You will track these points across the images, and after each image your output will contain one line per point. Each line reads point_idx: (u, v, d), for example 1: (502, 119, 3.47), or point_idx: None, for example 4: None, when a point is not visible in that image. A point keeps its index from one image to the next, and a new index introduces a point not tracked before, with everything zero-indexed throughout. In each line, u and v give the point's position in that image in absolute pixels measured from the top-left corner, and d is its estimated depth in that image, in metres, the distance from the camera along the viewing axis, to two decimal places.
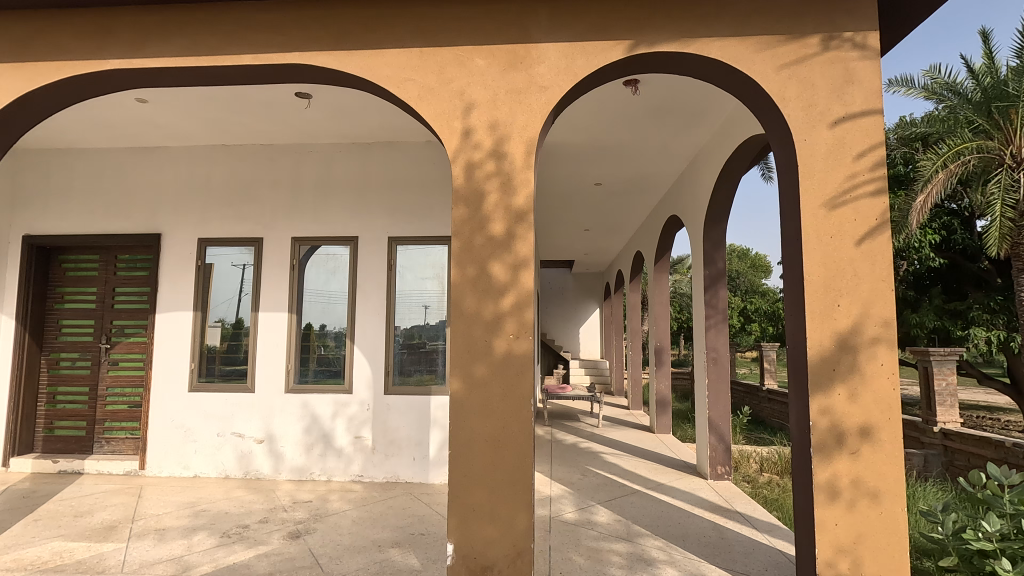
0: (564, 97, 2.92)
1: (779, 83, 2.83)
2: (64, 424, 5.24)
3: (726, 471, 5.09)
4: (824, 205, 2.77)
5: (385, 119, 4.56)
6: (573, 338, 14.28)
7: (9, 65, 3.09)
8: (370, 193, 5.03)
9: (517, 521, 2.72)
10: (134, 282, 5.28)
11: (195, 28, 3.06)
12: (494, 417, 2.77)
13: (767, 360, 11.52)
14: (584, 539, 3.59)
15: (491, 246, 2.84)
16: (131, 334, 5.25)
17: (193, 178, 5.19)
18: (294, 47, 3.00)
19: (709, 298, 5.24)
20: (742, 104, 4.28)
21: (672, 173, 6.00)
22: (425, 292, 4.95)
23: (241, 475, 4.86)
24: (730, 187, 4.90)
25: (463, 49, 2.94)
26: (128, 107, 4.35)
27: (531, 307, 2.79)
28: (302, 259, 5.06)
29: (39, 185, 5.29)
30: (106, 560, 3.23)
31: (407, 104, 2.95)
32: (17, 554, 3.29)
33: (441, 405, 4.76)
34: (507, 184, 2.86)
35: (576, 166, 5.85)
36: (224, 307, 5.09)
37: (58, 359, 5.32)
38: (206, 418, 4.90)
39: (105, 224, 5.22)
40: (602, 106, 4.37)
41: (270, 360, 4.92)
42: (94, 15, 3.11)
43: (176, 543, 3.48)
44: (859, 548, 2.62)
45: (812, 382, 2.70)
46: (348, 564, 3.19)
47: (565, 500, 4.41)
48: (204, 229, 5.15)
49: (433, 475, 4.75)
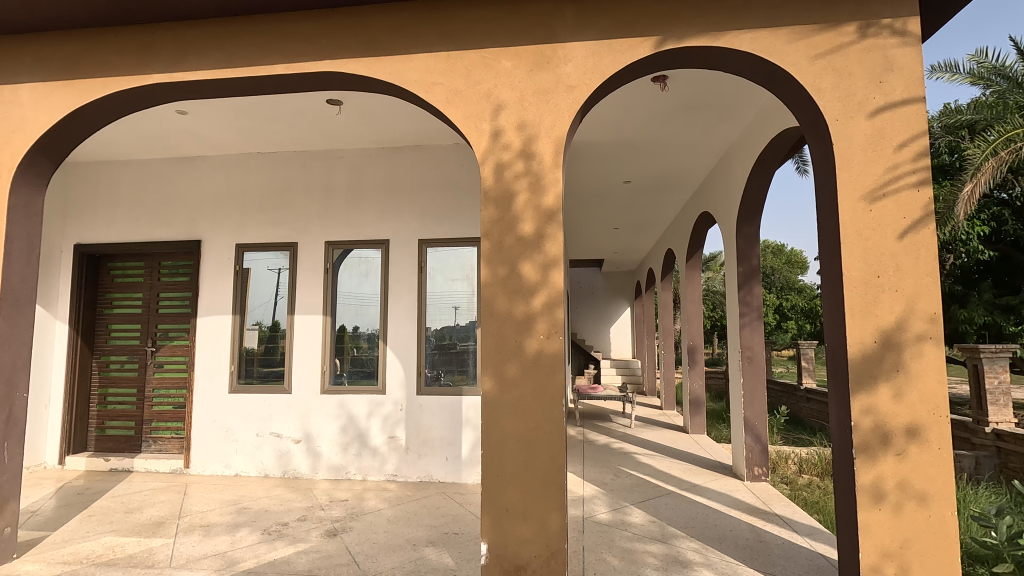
0: (592, 96, 2.91)
1: (813, 74, 2.75)
2: (115, 424, 5.49)
3: (764, 472, 4.98)
4: (863, 198, 2.68)
5: (414, 123, 4.62)
6: (604, 338, 14.18)
7: (60, 83, 3.26)
8: (400, 197, 5.10)
9: (551, 521, 2.72)
10: (177, 288, 5.49)
11: (231, 41, 3.16)
12: (526, 417, 2.78)
13: (806, 359, 11.17)
14: (618, 540, 3.57)
15: (522, 246, 2.84)
16: (174, 337, 5.45)
17: (231, 185, 5.36)
18: (325, 55, 3.07)
19: (743, 296, 5.10)
20: (774, 98, 4.19)
21: (703, 168, 5.90)
22: (455, 293, 4.99)
23: (280, 474, 4.99)
24: (763, 182, 4.79)
25: (490, 51, 2.96)
26: (168, 120, 4.53)
27: (562, 307, 2.79)
28: (335, 262, 5.16)
29: (88, 196, 5.54)
30: (155, 555, 3.36)
31: (435, 107, 2.99)
32: (74, 548, 3.45)
33: (473, 405, 4.80)
34: (537, 184, 2.86)
35: (605, 164, 5.80)
36: (261, 310, 5.24)
37: (108, 362, 5.57)
38: (246, 419, 5.06)
39: (149, 232, 5.43)
40: (632, 103, 4.34)
41: (306, 362, 5.04)
42: (137, 31, 3.24)
43: (221, 539, 3.60)
44: (907, 553, 2.53)
45: (854, 380, 2.61)
46: (384, 563, 3.24)
47: (598, 501, 4.39)
48: (242, 235, 5.30)
49: (466, 475, 4.79)
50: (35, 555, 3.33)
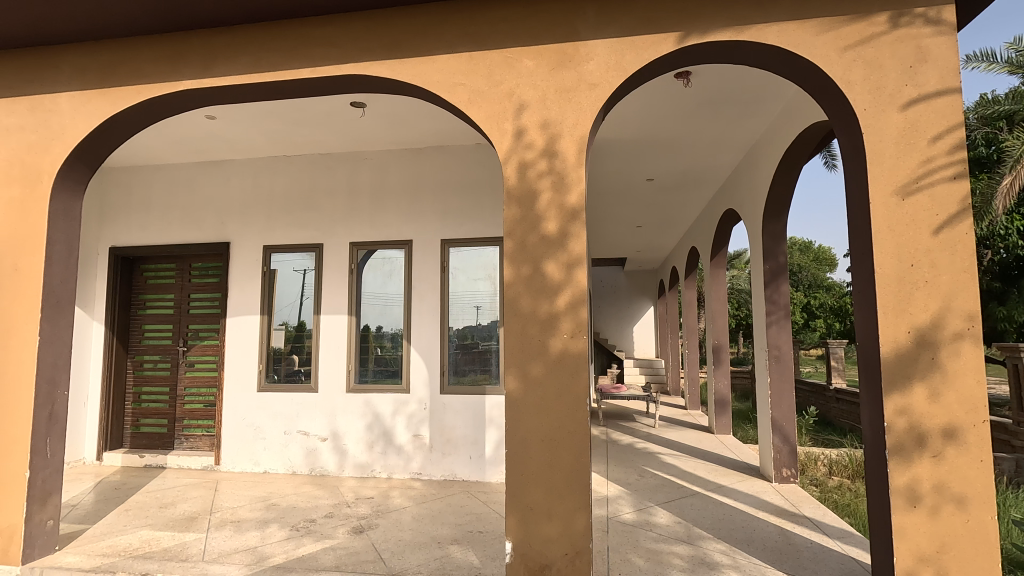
0: (615, 93, 2.89)
1: (843, 66, 2.69)
2: (149, 421, 5.65)
3: (792, 474, 4.88)
4: (896, 193, 2.61)
5: (436, 124, 4.65)
6: (627, 337, 14.07)
7: (96, 92, 3.37)
8: (423, 197, 5.14)
9: (576, 520, 2.72)
10: (207, 289, 5.62)
11: (258, 46, 3.22)
12: (550, 416, 2.78)
13: (835, 359, 10.91)
14: (643, 540, 3.54)
15: (545, 245, 2.84)
16: (205, 337, 5.59)
17: (258, 187, 5.46)
18: (349, 58, 3.11)
19: (770, 294, 5.00)
20: (802, 91, 4.11)
21: (728, 164, 5.81)
22: (478, 292, 5.01)
23: (307, 471, 5.07)
24: (790, 178, 4.69)
25: (512, 50, 2.96)
26: (198, 125, 4.64)
27: (586, 306, 2.78)
28: (359, 263, 5.23)
29: (122, 200, 5.72)
30: (189, 549, 3.45)
31: (458, 108, 3.00)
32: (112, 541, 3.57)
33: (496, 404, 4.82)
34: (560, 182, 2.85)
35: (627, 162, 5.76)
36: (287, 310, 5.33)
37: (142, 361, 5.74)
38: (274, 416, 5.16)
39: (180, 235, 5.57)
40: (655, 100, 4.31)
41: (332, 361, 5.11)
42: (168, 39, 3.33)
43: (251, 535, 3.67)
44: (944, 558, 2.45)
45: (887, 380, 2.55)
46: (410, 560, 3.27)
47: (622, 501, 4.36)
48: (269, 236, 5.40)
49: (490, 474, 4.80)
50: (76, 547, 3.46)
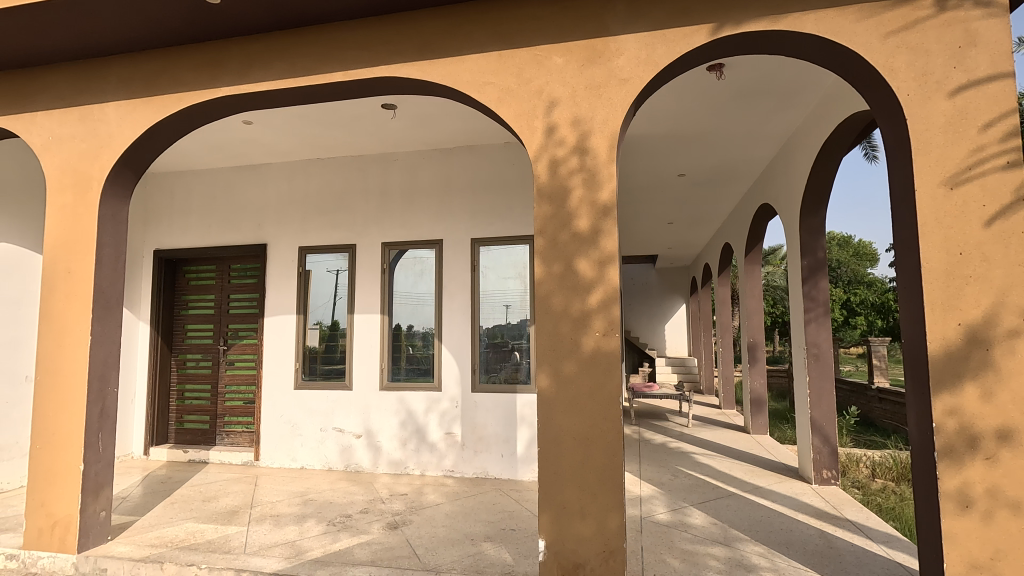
0: (646, 88, 2.86)
1: (885, 53, 2.59)
2: (192, 418, 5.85)
3: (833, 475, 4.74)
4: (944, 184, 2.50)
5: (466, 124, 4.68)
6: (658, 335, 13.88)
7: (141, 101, 3.51)
8: (453, 197, 5.18)
9: (609, 520, 2.70)
10: (245, 289, 5.79)
11: (293, 51, 3.30)
12: (583, 415, 2.76)
13: (877, 357, 10.54)
14: (678, 541, 3.49)
15: (577, 242, 2.83)
16: (243, 336, 5.76)
17: (293, 190, 5.59)
18: (380, 61, 3.15)
19: (808, 290, 4.85)
20: (840, 80, 3.98)
21: (763, 157, 5.67)
22: (508, 291, 5.03)
23: (343, 468, 5.17)
24: (829, 170, 4.55)
25: (542, 47, 2.95)
26: (235, 130, 4.78)
27: (619, 304, 2.76)
28: (391, 262, 5.30)
29: (166, 204, 5.93)
30: (231, 541, 3.56)
31: (488, 107, 3.01)
32: (159, 532, 3.71)
33: (528, 403, 4.82)
34: (592, 179, 2.83)
35: (659, 157, 5.68)
36: (322, 309, 5.44)
37: (185, 359, 5.95)
38: (311, 414, 5.28)
39: (219, 237, 5.75)
40: (687, 94, 4.23)
41: (365, 359, 5.21)
42: (208, 48, 3.44)
43: (290, 529, 3.77)
44: (998, 565, 2.35)
45: (935, 379, 2.45)
46: (444, 556, 3.30)
47: (656, 500, 4.32)
48: (304, 238, 5.52)
49: (522, 473, 4.81)
50: (126, 537, 3.61)
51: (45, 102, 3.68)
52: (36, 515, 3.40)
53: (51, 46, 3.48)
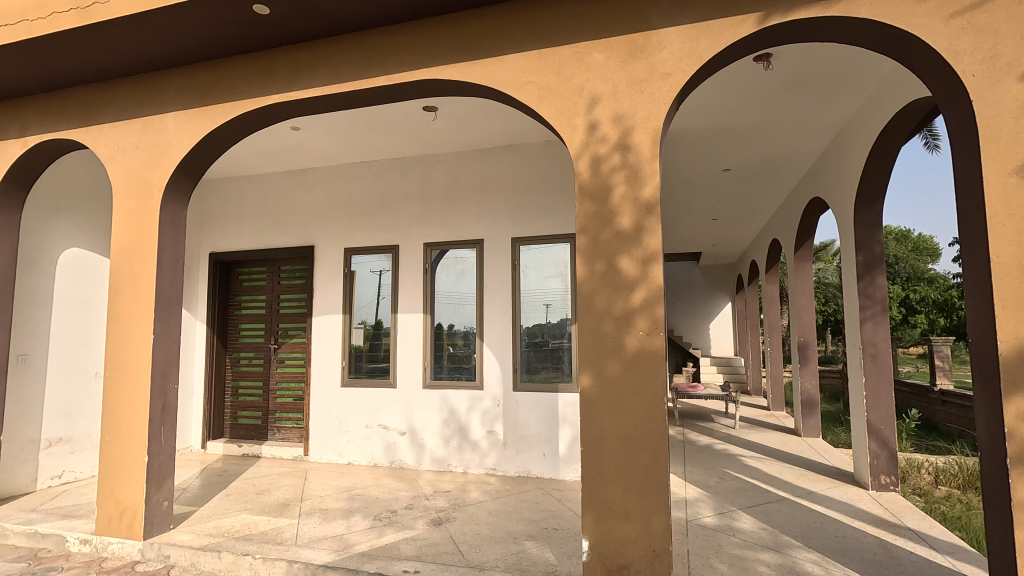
0: (690, 81, 2.79)
1: (948, 36, 2.45)
2: (246, 413, 6.10)
3: (892, 481, 4.52)
4: (1016, 172, 2.34)
5: (506, 123, 4.69)
6: (703, 334, 13.55)
7: (198, 110, 3.68)
8: (494, 197, 5.20)
9: (654, 522, 2.65)
10: (294, 290, 5.99)
11: (338, 57, 3.39)
12: (627, 414, 2.73)
13: (940, 357, 9.95)
14: (726, 545, 3.41)
15: (620, 241, 2.79)
16: (293, 335, 5.96)
17: (338, 193, 5.74)
18: (422, 63, 3.19)
19: (864, 287, 4.64)
20: (898, 66, 3.79)
21: (813, 149, 5.45)
22: (549, 290, 5.02)
23: (387, 464, 5.28)
24: (886, 161, 4.33)
25: (582, 45, 2.93)
26: (284, 136, 4.95)
27: (662, 303, 2.71)
28: (433, 263, 5.37)
29: (220, 209, 6.20)
30: (283, 533, 3.69)
31: (529, 106, 3.01)
32: (217, 522, 3.89)
33: (570, 403, 4.79)
34: (634, 176, 2.79)
35: (702, 152, 5.55)
36: (366, 309, 5.57)
37: (239, 357, 6.20)
38: (357, 411, 5.41)
39: (269, 239, 5.96)
40: (733, 86, 4.11)
41: (409, 358, 5.29)
42: (258, 57, 3.58)
43: (338, 523, 3.88)
44: None
45: (1007, 381, 2.29)
46: (487, 553, 3.33)
47: (702, 503, 4.22)
48: (349, 239, 5.66)
49: (564, 472, 4.79)
50: (187, 526, 3.80)
51: (110, 115, 3.90)
52: (106, 503, 3.62)
53: (116, 62, 3.69)
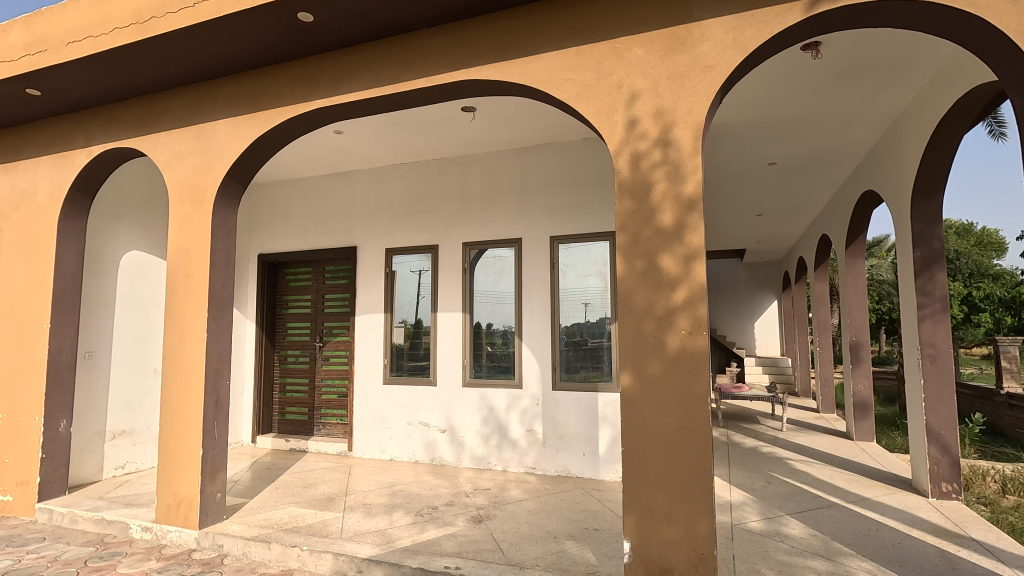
0: (733, 74, 2.72)
1: (1016, 15, 2.30)
2: (293, 409, 6.30)
3: (954, 489, 4.29)
4: None
5: (544, 122, 4.68)
6: (747, 334, 13.17)
7: (246, 117, 3.82)
8: (532, 197, 5.20)
9: (698, 525, 2.60)
10: (338, 289, 6.15)
11: (379, 62, 3.45)
12: (668, 415, 2.68)
13: (1007, 358, 9.31)
14: (774, 551, 3.30)
15: (661, 238, 2.74)
16: (337, 334, 6.12)
17: (379, 194, 5.86)
18: (461, 64, 3.22)
19: (922, 284, 4.40)
20: (960, 50, 3.58)
21: (866, 140, 5.21)
22: (587, 289, 4.98)
23: (428, 461, 5.36)
24: (946, 150, 4.10)
25: (621, 40, 2.89)
26: (328, 139, 5.08)
27: (705, 302, 2.65)
28: (472, 262, 5.41)
29: (268, 211, 6.43)
30: (329, 526, 3.80)
31: (567, 104, 2.99)
32: (267, 514, 4.03)
33: (610, 403, 4.75)
34: (676, 173, 2.74)
35: (747, 146, 5.39)
36: (406, 308, 5.67)
37: (286, 355, 6.41)
38: (399, 408, 5.51)
39: (314, 240, 6.14)
40: (779, 76, 3.97)
41: (449, 356, 5.35)
42: (303, 64, 3.69)
43: (381, 518, 3.96)
44: None
45: None
46: (527, 552, 3.33)
47: (747, 507, 4.11)
48: (390, 240, 5.76)
49: (604, 473, 4.74)
50: (239, 517, 3.95)
51: (166, 123, 4.09)
52: (165, 493, 3.81)
53: (171, 72, 3.87)
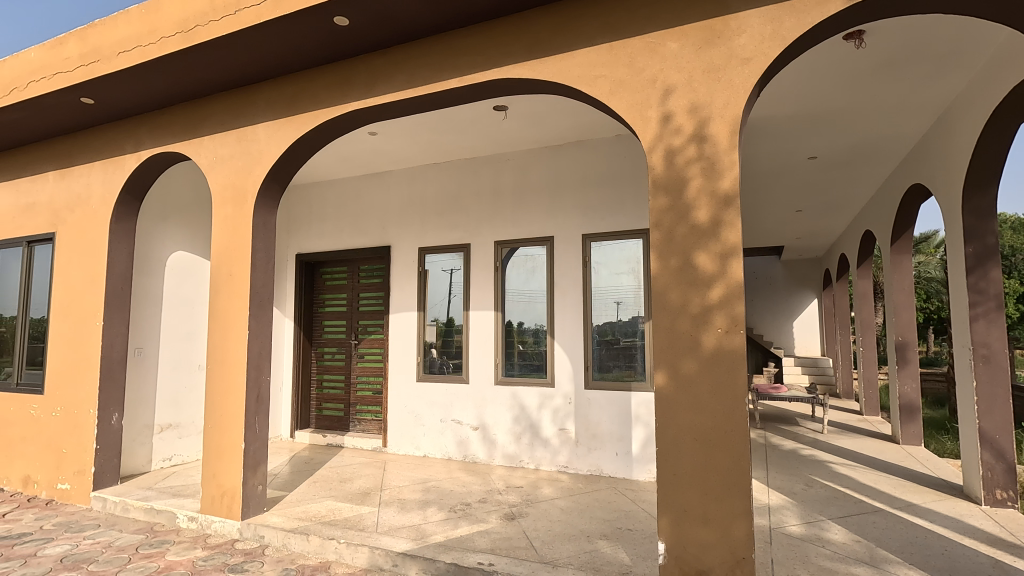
0: (772, 66, 2.65)
1: None
2: (329, 405, 6.44)
3: (1009, 497, 4.08)
4: None
5: (576, 119, 4.66)
6: (786, 333, 12.82)
7: (285, 120, 3.93)
8: (564, 195, 5.18)
9: (735, 528, 2.55)
10: (373, 288, 6.26)
11: (412, 63, 3.50)
12: (704, 415, 2.64)
13: None
14: (814, 557, 3.21)
15: (696, 235, 2.70)
16: (372, 332, 6.23)
17: (412, 194, 5.94)
18: (493, 63, 3.23)
19: (974, 281, 4.21)
20: (1016, 35, 3.41)
21: (913, 132, 5.01)
22: (620, 287, 4.94)
23: (461, 458, 5.40)
24: (1000, 141, 3.90)
25: (655, 34, 2.86)
26: (363, 141, 5.17)
27: (743, 300, 2.59)
28: (503, 261, 5.43)
29: (305, 212, 6.59)
30: (365, 520, 3.88)
31: (600, 101, 2.97)
32: (305, 507, 4.14)
33: (643, 402, 4.69)
34: (711, 168, 2.69)
35: (785, 140, 5.24)
36: (439, 307, 5.72)
37: (323, 352, 6.56)
38: (432, 405, 5.57)
39: (350, 240, 6.26)
40: (820, 67, 3.85)
41: (481, 354, 5.39)
42: (339, 67, 3.76)
43: (415, 513, 4.01)
44: None
45: None
46: (560, 550, 3.33)
47: (787, 511, 4.00)
48: (423, 239, 5.83)
49: (638, 473, 4.69)
50: (279, 509, 4.07)
51: (210, 128, 4.24)
52: (210, 484, 3.95)
53: (214, 78, 4.00)
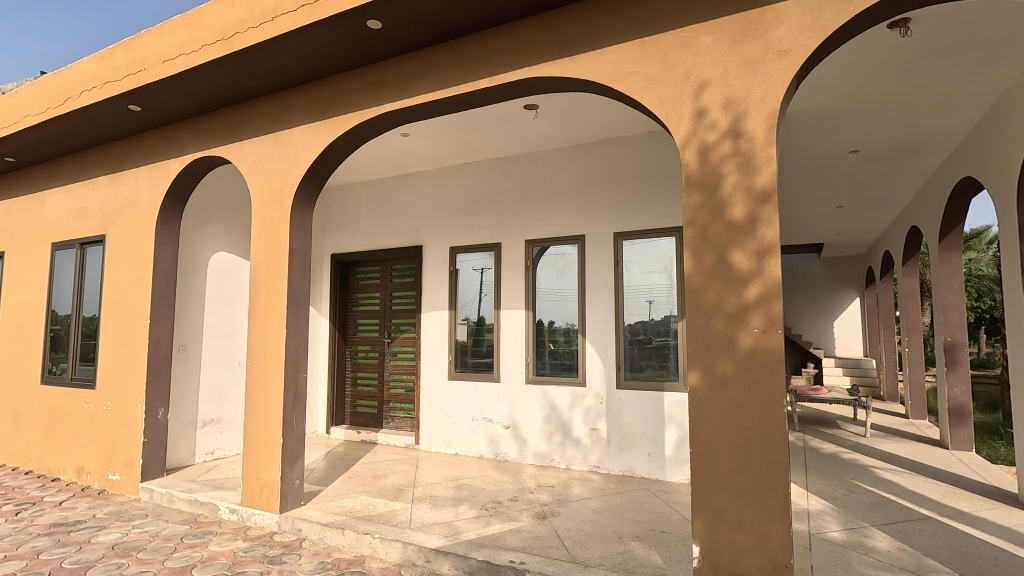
0: (811, 58, 2.57)
1: None
2: (363, 402, 6.56)
3: None
4: None
5: (608, 116, 4.62)
6: (826, 333, 12.42)
7: (321, 123, 4.01)
8: (595, 193, 5.14)
9: (773, 533, 2.49)
10: (405, 287, 6.35)
11: (444, 64, 3.53)
12: (740, 416, 2.58)
13: None
14: (857, 564, 3.10)
15: (731, 233, 2.64)
16: (404, 330, 6.32)
17: (443, 194, 5.99)
18: (523, 62, 3.23)
19: None
20: None
21: (963, 123, 4.79)
22: (653, 286, 4.87)
23: (492, 456, 5.42)
24: None
25: (688, 29, 2.80)
26: (395, 142, 5.24)
27: (780, 299, 2.52)
28: (534, 259, 5.42)
29: (340, 213, 6.72)
30: (398, 515, 3.94)
31: (632, 97, 2.93)
32: (341, 501, 4.23)
33: (676, 403, 4.62)
34: (748, 164, 2.62)
35: (825, 133, 5.08)
36: (470, 306, 5.76)
37: (357, 350, 6.68)
38: (463, 404, 5.61)
39: (383, 240, 6.36)
40: (862, 58, 3.72)
41: (512, 353, 5.40)
42: (372, 69, 3.82)
43: (447, 510, 4.05)
44: None
45: None
46: (592, 550, 3.31)
47: (827, 516, 3.88)
48: (454, 238, 5.88)
49: (671, 474, 4.62)
50: (316, 503, 4.17)
51: (249, 132, 4.37)
52: (250, 478, 4.07)
53: (253, 84, 4.12)
